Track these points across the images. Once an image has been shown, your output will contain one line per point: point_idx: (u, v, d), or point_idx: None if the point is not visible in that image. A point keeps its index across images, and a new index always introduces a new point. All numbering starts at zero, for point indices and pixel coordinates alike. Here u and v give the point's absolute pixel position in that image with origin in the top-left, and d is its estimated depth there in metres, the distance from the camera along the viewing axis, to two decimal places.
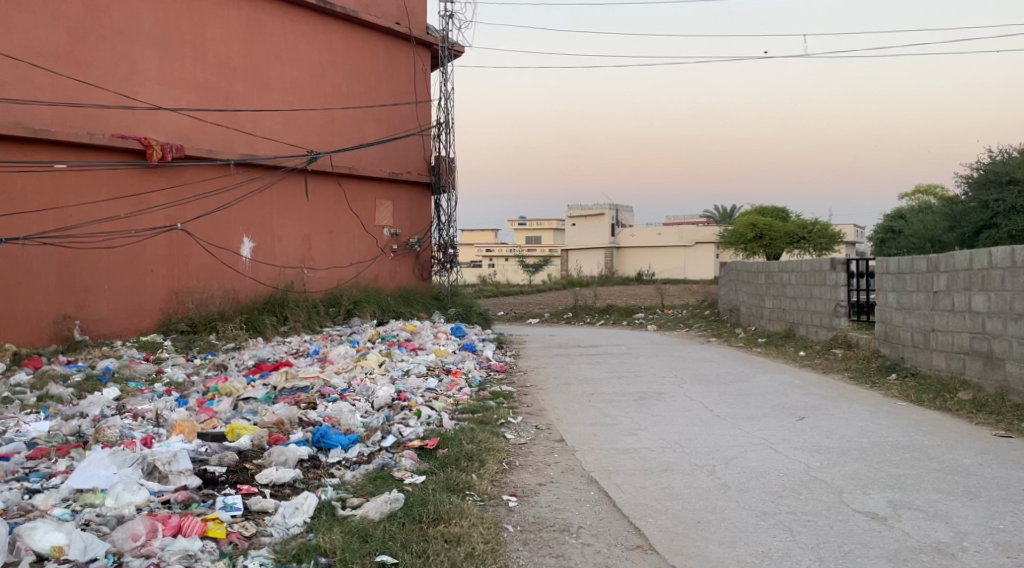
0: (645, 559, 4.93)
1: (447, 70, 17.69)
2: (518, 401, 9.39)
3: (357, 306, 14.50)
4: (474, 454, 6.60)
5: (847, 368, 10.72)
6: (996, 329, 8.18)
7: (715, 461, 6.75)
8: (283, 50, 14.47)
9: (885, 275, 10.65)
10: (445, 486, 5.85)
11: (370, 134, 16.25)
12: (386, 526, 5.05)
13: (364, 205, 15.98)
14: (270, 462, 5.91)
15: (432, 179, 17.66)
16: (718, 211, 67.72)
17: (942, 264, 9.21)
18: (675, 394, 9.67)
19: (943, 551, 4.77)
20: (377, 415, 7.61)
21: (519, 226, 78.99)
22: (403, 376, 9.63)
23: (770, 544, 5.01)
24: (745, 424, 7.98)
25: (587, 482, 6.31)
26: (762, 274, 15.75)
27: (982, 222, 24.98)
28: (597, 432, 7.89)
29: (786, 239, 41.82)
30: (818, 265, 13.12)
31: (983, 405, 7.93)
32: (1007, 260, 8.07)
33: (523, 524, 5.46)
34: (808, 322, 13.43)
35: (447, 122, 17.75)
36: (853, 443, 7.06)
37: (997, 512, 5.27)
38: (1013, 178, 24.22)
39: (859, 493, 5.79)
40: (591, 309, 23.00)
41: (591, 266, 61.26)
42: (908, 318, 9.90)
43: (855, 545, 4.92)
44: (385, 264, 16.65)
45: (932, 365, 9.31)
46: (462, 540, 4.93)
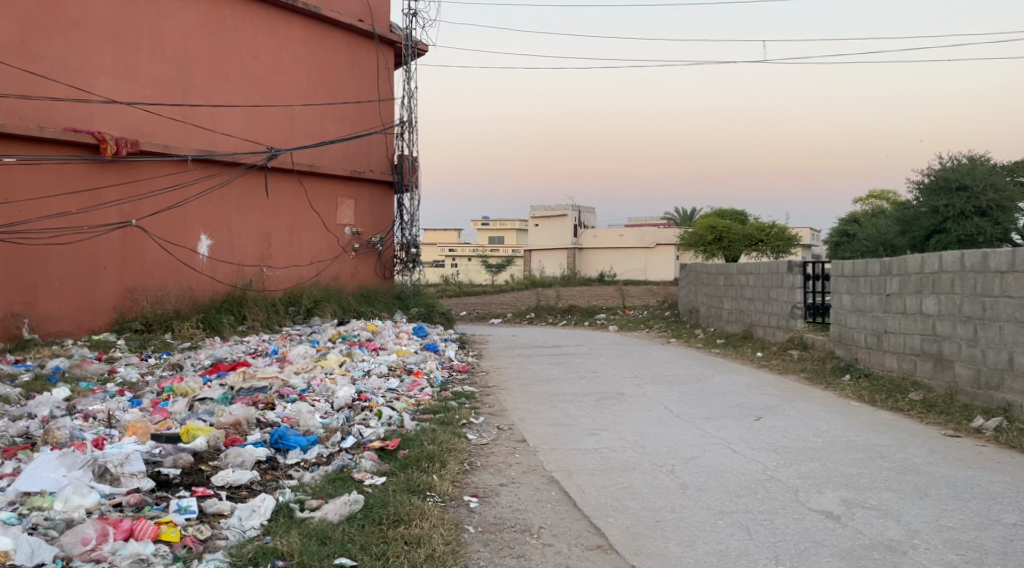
0: (605, 559, 4.95)
1: (410, 69, 17.60)
2: (480, 401, 9.39)
3: (318, 306, 14.34)
4: (435, 455, 6.57)
5: (803, 368, 10.90)
6: (946, 331, 8.37)
7: (674, 460, 6.81)
8: (244, 45, 14.28)
9: (840, 278, 10.85)
10: (405, 487, 5.83)
11: (331, 131, 16.09)
12: (345, 529, 5.00)
13: (325, 203, 15.84)
14: (226, 463, 5.83)
15: (395, 177, 17.56)
16: (679, 212, 68.63)
17: (895, 268, 9.40)
18: (635, 394, 9.74)
19: (895, 549, 4.86)
20: (338, 415, 7.56)
21: (482, 226, 79.12)
22: (365, 376, 9.57)
23: (727, 543, 5.06)
24: (704, 424, 8.06)
25: (548, 482, 6.33)
26: (721, 276, 15.97)
27: (933, 226, 25.75)
28: (558, 432, 7.91)
29: (744, 242, 42.41)
30: (775, 267, 13.33)
31: (933, 405, 8.12)
32: (956, 264, 8.26)
33: (483, 525, 5.44)
34: (765, 323, 13.63)
35: (411, 120, 17.65)
36: (808, 443, 7.17)
37: (947, 510, 5.39)
38: (962, 185, 24.98)
39: (814, 492, 5.88)
40: (553, 310, 23.09)
41: (554, 267, 61.46)
42: (861, 320, 10.09)
43: (810, 543, 5.00)
44: (346, 263, 16.50)
45: (885, 366, 9.50)
46: (423, 542, 4.91)
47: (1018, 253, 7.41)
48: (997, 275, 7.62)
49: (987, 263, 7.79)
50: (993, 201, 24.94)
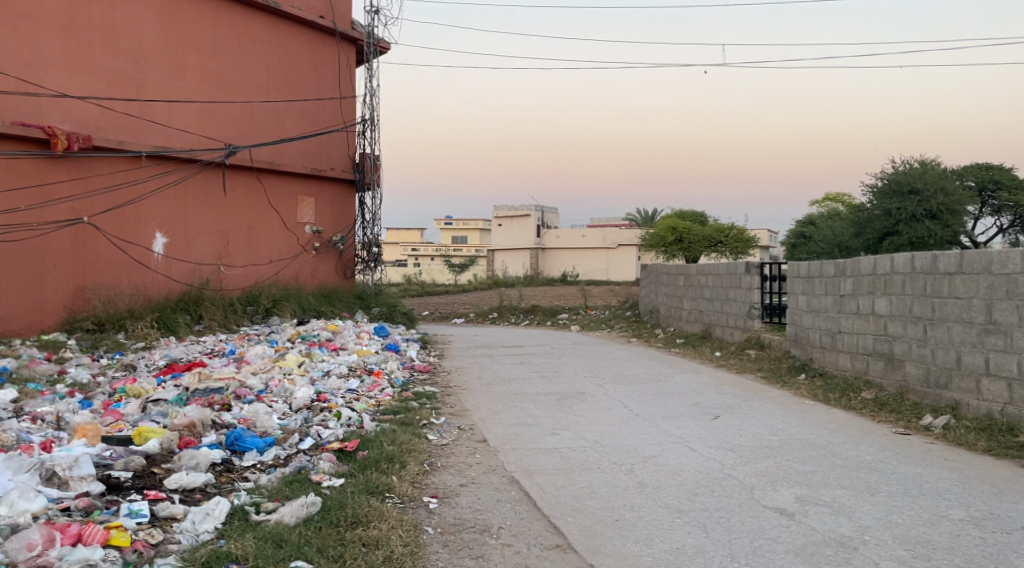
0: (564, 559, 4.97)
1: (372, 67, 17.48)
2: (441, 402, 9.36)
3: (277, 306, 14.17)
4: (394, 456, 6.55)
5: (760, 368, 11.05)
6: (897, 331, 8.55)
7: (633, 459, 6.87)
8: (201, 39, 14.06)
9: (797, 279, 11.03)
10: (364, 489, 5.79)
11: (292, 128, 15.92)
12: (301, 531, 4.94)
13: (285, 201, 15.66)
14: (180, 466, 5.73)
15: (356, 176, 17.43)
16: (641, 212, 69.25)
17: (848, 269, 9.58)
18: (595, 394, 9.79)
19: (846, 545, 4.95)
20: (296, 416, 7.50)
21: (445, 225, 78.98)
22: (324, 376, 9.48)
23: (684, 541, 5.12)
24: (663, 424, 8.13)
25: (508, 482, 6.34)
26: (681, 276, 16.14)
27: (885, 229, 26.41)
28: (518, 432, 7.92)
29: (704, 242, 42.95)
30: (733, 268, 13.51)
31: (884, 404, 8.29)
32: (907, 266, 8.44)
33: (443, 526, 5.43)
34: (724, 323, 13.79)
35: (372, 118, 17.54)
36: (764, 441, 7.28)
37: (896, 507, 5.51)
38: (913, 188, 25.72)
39: (769, 489, 5.97)
40: (515, 309, 23.12)
41: (517, 267, 61.53)
42: (816, 320, 10.26)
43: (764, 540, 5.08)
44: (306, 262, 16.33)
45: (839, 365, 9.67)
46: (381, 544, 4.90)
47: (966, 255, 7.58)
48: (946, 276, 7.80)
49: (936, 264, 7.97)
50: (943, 205, 25.75)
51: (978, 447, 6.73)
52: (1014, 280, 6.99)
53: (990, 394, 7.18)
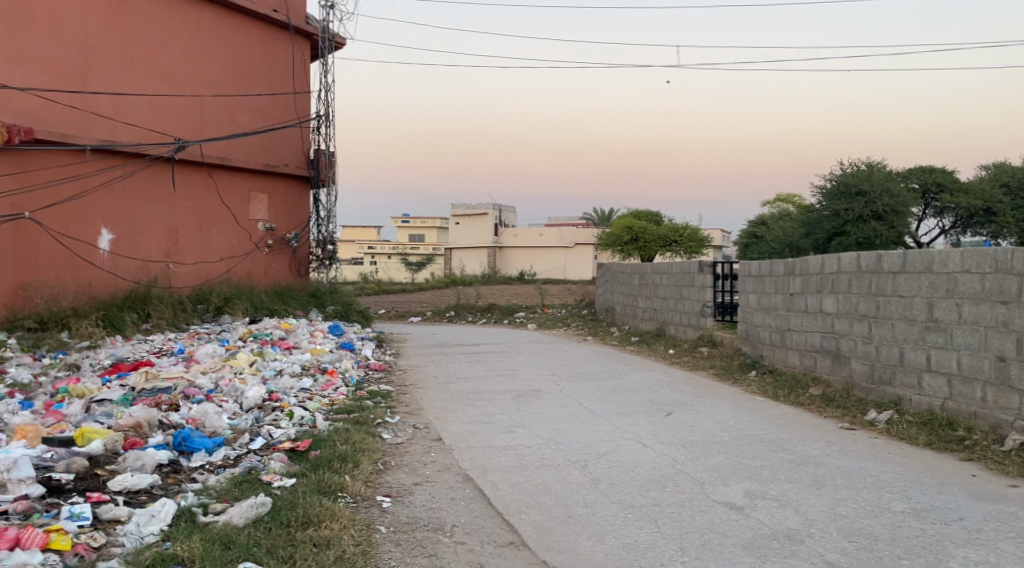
0: (517, 556, 4.98)
1: (327, 62, 17.28)
2: (396, 400, 9.30)
3: (228, 303, 13.96)
4: (348, 455, 6.50)
5: (712, 365, 11.20)
6: (843, 329, 8.74)
7: (587, 456, 6.91)
8: (149, 31, 13.77)
9: (748, 278, 11.21)
10: (316, 488, 5.73)
11: (244, 123, 15.67)
12: (250, 532, 4.87)
13: (237, 198, 15.41)
14: (125, 467, 5.60)
15: (311, 172, 17.23)
16: (598, 212, 69.81)
17: (797, 268, 9.76)
18: (551, 392, 9.83)
19: (792, 538, 5.05)
20: (247, 416, 7.39)
21: (402, 224, 78.60)
22: (276, 376, 9.35)
23: (636, 536, 5.16)
24: (617, 420, 8.20)
25: (463, 480, 6.33)
26: (635, 275, 16.29)
27: (834, 229, 27.55)
28: (474, 430, 7.91)
29: (660, 241, 43.50)
30: (687, 266, 13.67)
31: (831, 400, 8.47)
32: (853, 265, 8.62)
33: (395, 525, 5.40)
34: (677, 321, 13.95)
35: (327, 114, 17.36)
36: (716, 437, 7.38)
37: (841, 500, 5.63)
38: (861, 191, 27.23)
39: (720, 484, 6.06)
40: (472, 308, 23.09)
41: (474, 265, 61.44)
42: (766, 318, 10.44)
43: (714, 534, 5.15)
44: (259, 260, 16.10)
45: (787, 362, 9.86)
46: (332, 543, 4.86)
47: (909, 255, 7.77)
48: (890, 275, 7.98)
49: (880, 263, 8.16)
50: (889, 206, 27.31)
51: (919, 442, 6.92)
52: (954, 279, 7.17)
53: (931, 389, 7.38)
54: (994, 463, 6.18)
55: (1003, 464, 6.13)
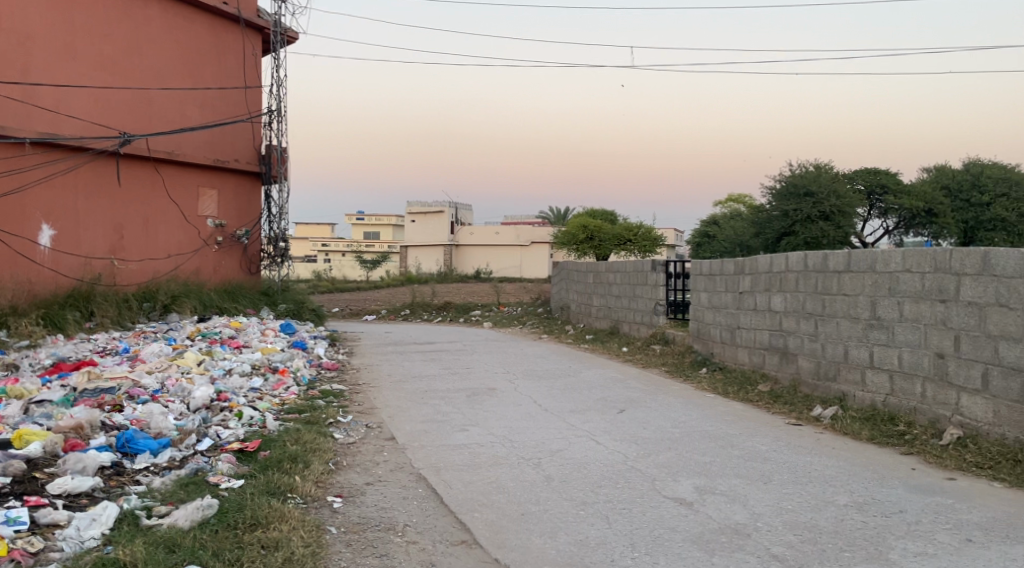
0: (469, 555, 4.97)
1: (279, 56, 17.04)
2: (349, 400, 9.22)
3: (176, 301, 13.69)
4: (298, 455, 6.42)
5: (664, 363, 11.33)
6: (791, 327, 8.89)
7: (540, 454, 6.93)
8: (93, 22, 13.44)
9: (699, 277, 11.36)
10: (264, 490, 5.65)
11: (193, 117, 15.36)
12: (196, 535, 4.78)
13: (185, 194, 15.12)
14: (65, 470, 5.46)
15: (262, 168, 17.00)
16: (554, 212, 70.12)
17: (747, 267, 9.91)
18: (506, 390, 9.84)
19: (740, 532, 5.12)
20: (194, 416, 7.25)
21: (357, 221, 77.96)
22: (225, 376, 9.16)
23: (587, 533, 5.19)
24: (570, 418, 8.24)
25: (416, 480, 6.30)
26: (590, 274, 16.41)
27: (783, 229, 29.05)
28: (427, 429, 7.88)
29: (614, 240, 44.02)
30: (640, 265, 13.81)
31: (779, 396, 8.63)
32: (800, 264, 8.79)
33: (346, 525, 5.35)
34: (631, 320, 14.07)
35: (279, 109, 17.11)
36: (667, 433, 7.46)
37: (787, 494, 5.74)
38: (809, 191, 28.73)
39: (670, 480, 6.12)
40: (427, 306, 22.99)
41: (430, 263, 61.16)
42: (717, 316, 10.59)
43: (664, 530, 5.20)
44: (209, 257, 15.81)
45: (737, 360, 10.01)
46: (280, 545, 4.79)
47: (853, 254, 7.94)
48: (836, 274, 8.15)
49: (826, 263, 8.33)
50: (835, 207, 28.78)
51: (862, 436, 7.09)
52: (896, 278, 7.34)
53: (874, 385, 7.56)
54: (933, 457, 6.35)
55: (941, 458, 6.30)
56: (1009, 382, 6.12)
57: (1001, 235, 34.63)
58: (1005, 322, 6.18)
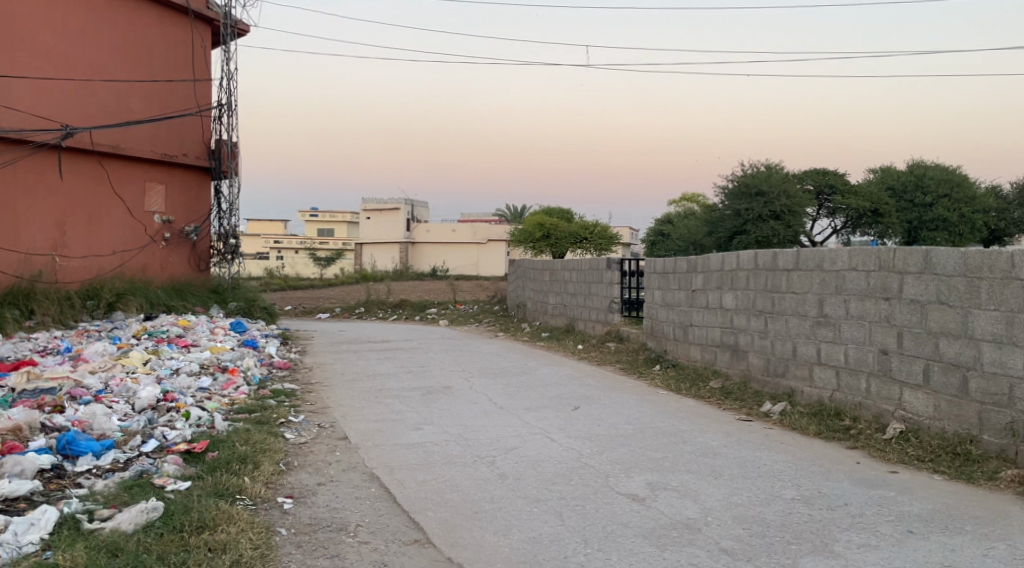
0: (422, 554, 4.94)
1: (230, 49, 16.75)
2: (301, 399, 9.09)
3: (121, 299, 13.36)
4: (248, 456, 6.31)
5: (619, 360, 11.41)
6: (741, 324, 9.02)
7: (495, 451, 6.92)
8: (33, 11, 13.02)
9: (653, 275, 11.45)
10: (212, 491, 5.53)
11: (139, 110, 14.98)
12: (140, 538, 4.66)
13: (131, 189, 14.77)
14: (2, 473, 5.29)
15: (212, 163, 16.71)
16: (511, 211, 70.21)
17: (699, 265, 10.02)
18: (461, 388, 9.80)
19: (691, 527, 5.17)
20: (139, 417, 7.08)
21: (311, 218, 77.11)
22: (172, 375, 8.96)
23: (541, 530, 5.19)
24: (525, 415, 8.24)
25: (369, 479, 6.24)
26: (546, 272, 16.45)
27: (735, 228, 29.54)
28: (381, 428, 7.82)
29: (570, 238, 44.26)
30: (595, 263, 13.88)
31: (730, 392, 8.75)
32: (750, 262, 8.91)
33: (296, 527, 5.27)
34: (586, 317, 14.15)
35: (229, 103, 16.83)
36: (620, 430, 7.51)
37: (737, 489, 5.81)
38: (760, 191, 29.26)
39: (623, 476, 6.16)
40: (383, 304, 22.82)
41: (386, 261, 60.71)
42: (670, 313, 10.69)
43: (616, 526, 5.23)
44: (156, 254, 15.46)
45: (689, 356, 10.12)
46: (228, 548, 4.70)
47: (801, 253, 8.07)
48: (785, 272, 8.29)
49: (775, 261, 8.46)
50: (785, 206, 29.37)
51: (809, 431, 7.22)
52: (842, 276, 7.48)
53: (821, 381, 7.70)
54: (877, 451, 6.49)
55: (884, 452, 6.44)
56: (948, 378, 6.28)
57: (943, 235, 35.63)
58: (945, 319, 6.33)
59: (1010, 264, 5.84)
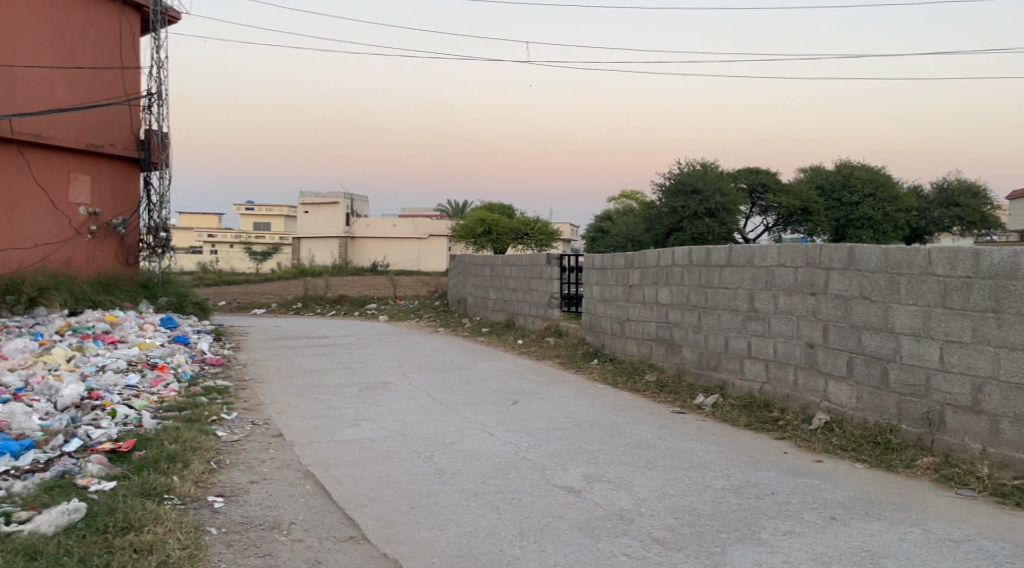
0: (356, 550, 4.90)
1: (159, 37, 16.28)
2: (233, 397, 8.91)
3: (44, 294, 12.89)
4: (177, 454, 6.15)
5: (558, 355, 11.49)
6: (676, 319, 9.16)
7: (433, 447, 6.89)
8: None
9: (592, 271, 11.53)
10: (138, 491, 5.38)
11: (63, 99, 14.46)
12: (60, 541, 4.50)
13: (53, 180, 14.25)
14: None
15: (142, 154, 16.22)
16: (452, 206, 70.03)
17: (636, 261, 10.15)
18: (400, 384, 9.73)
19: (625, 517, 5.24)
20: (62, 416, 6.84)
21: (247, 212, 75.55)
22: (98, 372, 8.69)
23: (477, 524, 5.19)
24: (464, 410, 8.23)
25: (303, 477, 6.16)
26: (486, 267, 16.46)
27: (672, 225, 30.03)
28: (317, 425, 7.71)
29: (511, 234, 44.29)
30: (535, 259, 13.93)
31: (664, 386, 8.89)
32: (685, 258, 9.06)
33: (227, 526, 5.17)
34: (526, 312, 14.19)
35: (159, 92, 16.36)
36: (558, 423, 7.56)
37: (670, 479, 5.91)
38: (696, 189, 29.79)
39: (559, 469, 6.20)
40: (321, 299, 22.52)
41: (324, 256, 59.84)
42: (608, 309, 10.80)
43: (552, 518, 5.26)
44: (81, 247, 14.95)
45: (626, 351, 10.25)
46: (155, 548, 4.58)
47: (733, 249, 8.23)
48: (717, 268, 8.45)
49: (708, 257, 8.62)
50: (720, 204, 30.03)
51: (740, 422, 7.39)
52: (771, 273, 7.66)
53: (751, 374, 7.88)
54: (803, 441, 6.68)
55: (810, 441, 6.63)
56: (870, 369, 6.49)
57: (869, 233, 36.78)
58: (868, 313, 6.54)
59: (926, 260, 6.05)
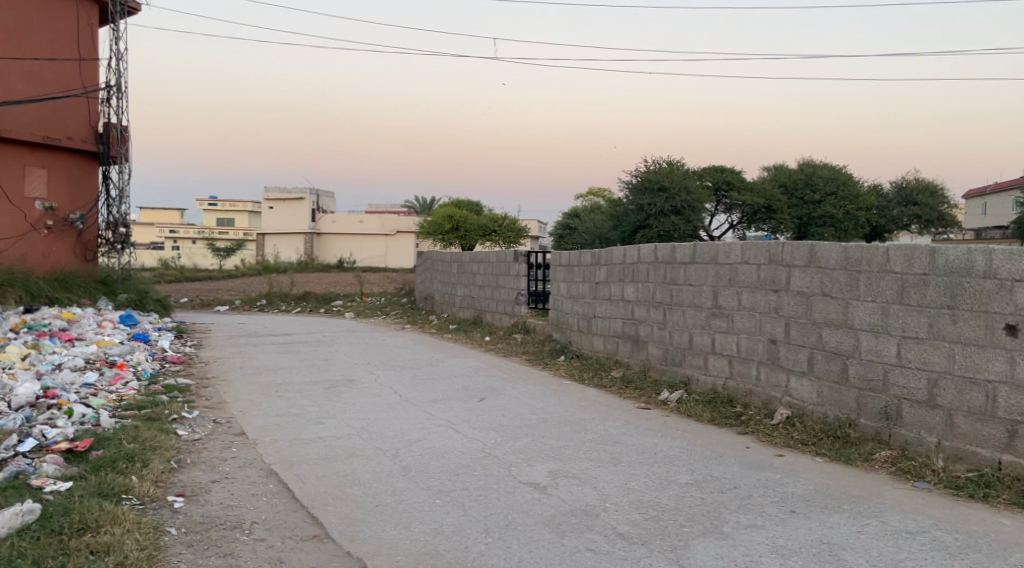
0: (319, 549, 4.85)
1: (118, 27, 15.95)
2: (195, 395, 8.77)
3: None
4: (135, 454, 6.04)
5: (525, 351, 11.49)
6: (642, 315, 9.21)
7: (398, 444, 6.85)
8: None
9: (559, 267, 11.55)
10: (96, 491, 5.27)
11: (18, 90, 14.12)
12: (13, 543, 4.39)
13: (8, 173, 13.91)
14: None
15: (101, 147, 15.88)
16: (420, 203, 69.75)
17: (603, 258, 10.18)
18: (365, 381, 9.66)
19: (589, 513, 5.26)
20: (16, 415, 6.68)
21: (210, 207, 74.51)
22: (54, 371, 8.50)
23: (442, 521, 5.17)
24: (430, 408, 8.19)
25: (266, 475, 6.08)
26: (453, 263, 16.41)
27: (638, 222, 30.22)
28: (280, 423, 7.62)
29: (479, 231, 44.21)
30: (502, 256, 13.92)
31: (630, 381, 8.93)
32: (651, 255, 9.12)
33: (187, 526, 5.09)
34: (494, 309, 14.17)
35: (119, 84, 16.04)
36: (524, 420, 7.56)
37: (635, 475, 5.94)
38: (662, 186, 29.98)
39: (525, 465, 6.20)
40: (286, 296, 22.28)
41: (290, 252, 59.17)
42: (575, 305, 10.83)
43: (517, 514, 5.26)
44: (37, 243, 14.61)
45: (593, 347, 10.28)
46: (112, 549, 4.49)
47: (698, 247, 8.30)
48: (682, 265, 8.52)
49: (674, 255, 8.68)
50: (686, 202, 30.28)
51: (703, 417, 7.45)
52: (735, 269, 7.74)
53: (715, 369, 7.95)
54: (765, 435, 6.75)
55: (772, 436, 6.71)
56: (830, 365, 6.58)
57: (831, 231, 37.36)
58: (828, 310, 6.63)
59: (885, 257, 6.15)
